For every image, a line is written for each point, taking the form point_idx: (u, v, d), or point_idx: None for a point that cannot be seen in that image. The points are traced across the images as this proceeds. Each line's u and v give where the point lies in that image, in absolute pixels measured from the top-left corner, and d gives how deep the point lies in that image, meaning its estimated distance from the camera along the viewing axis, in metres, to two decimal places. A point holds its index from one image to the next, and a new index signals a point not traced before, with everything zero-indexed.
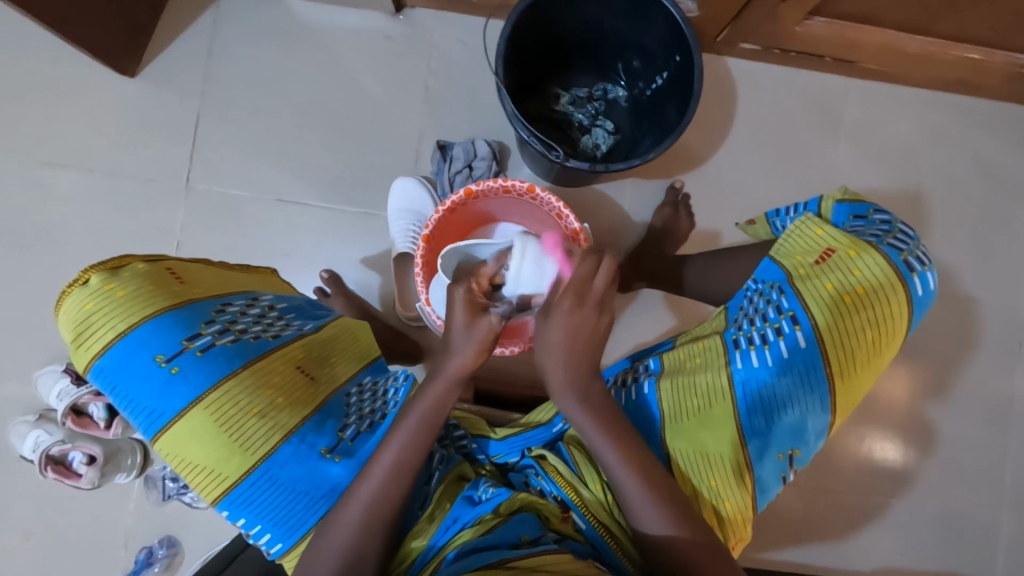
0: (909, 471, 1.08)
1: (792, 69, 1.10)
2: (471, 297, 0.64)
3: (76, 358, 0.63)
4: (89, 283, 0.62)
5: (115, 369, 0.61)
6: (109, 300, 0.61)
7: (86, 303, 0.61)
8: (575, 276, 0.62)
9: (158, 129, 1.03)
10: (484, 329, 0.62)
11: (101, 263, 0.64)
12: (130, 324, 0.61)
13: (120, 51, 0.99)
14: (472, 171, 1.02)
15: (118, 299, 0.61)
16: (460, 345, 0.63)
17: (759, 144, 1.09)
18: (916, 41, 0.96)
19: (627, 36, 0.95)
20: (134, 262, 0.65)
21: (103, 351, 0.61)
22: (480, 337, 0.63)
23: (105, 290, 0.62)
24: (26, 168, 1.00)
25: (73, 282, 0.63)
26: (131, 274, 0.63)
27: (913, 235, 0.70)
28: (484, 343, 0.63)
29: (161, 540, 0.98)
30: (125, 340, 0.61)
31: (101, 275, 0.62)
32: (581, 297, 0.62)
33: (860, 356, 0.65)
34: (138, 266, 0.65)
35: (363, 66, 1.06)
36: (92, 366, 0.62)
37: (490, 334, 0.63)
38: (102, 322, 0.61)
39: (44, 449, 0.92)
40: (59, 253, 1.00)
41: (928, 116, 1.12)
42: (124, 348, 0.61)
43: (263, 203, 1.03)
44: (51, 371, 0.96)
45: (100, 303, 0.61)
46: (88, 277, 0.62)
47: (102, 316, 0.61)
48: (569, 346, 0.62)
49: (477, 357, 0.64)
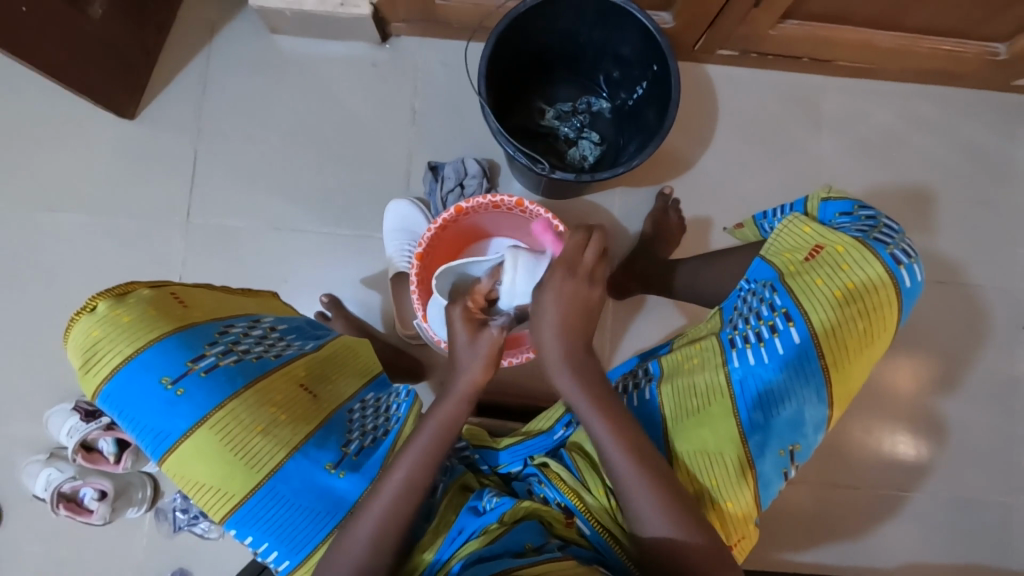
0: (921, 462, 1.07)
1: (770, 72, 1.12)
2: (468, 314, 0.67)
3: (83, 383, 0.64)
4: (96, 310, 0.63)
5: (122, 393, 0.63)
6: (115, 325, 0.63)
7: (92, 329, 0.63)
8: (564, 253, 0.64)
9: (157, 168, 1.06)
10: (489, 342, 0.64)
11: (107, 290, 0.65)
12: (135, 348, 0.62)
13: (118, 95, 1.03)
14: (463, 189, 1.04)
15: (123, 324, 0.63)
16: (467, 362, 0.65)
17: (744, 146, 1.11)
18: (889, 37, 0.98)
19: (605, 50, 0.98)
20: (139, 288, 0.66)
21: (110, 376, 0.62)
22: (485, 351, 0.65)
23: (111, 315, 0.63)
24: (31, 213, 1.04)
25: (80, 309, 0.64)
26: (136, 299, 0.65)
27: (899, 228, 0.70)
28: (490, 356, 0.65)
29: (173, 573, 0.98)
30: (131, 363, 0.62)
31: (108, 302, 0.64)
32: (572, 270, 0.63)
33: (852, 348, 0.65)
34: (143, 291, 0.66)
35: (352, 95, 1.09)
36: (100, 391, 0.63)
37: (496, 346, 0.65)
38: (108, 346, 0.62)
39: (56, 487, 0.93)
40: (65, 294, 1.03)
41: (909, 108, 1.13)
42: (130, 371, 0.62)
43: (262, 233, 1.06)
44: (62, 410, 0.97)
45: (106, 329, 0.62)
46: (95, 304, 0.64)
47: (108, 341, 0.62)
48: (558, 364, 0.64)
49: (485, 372, 0.65)
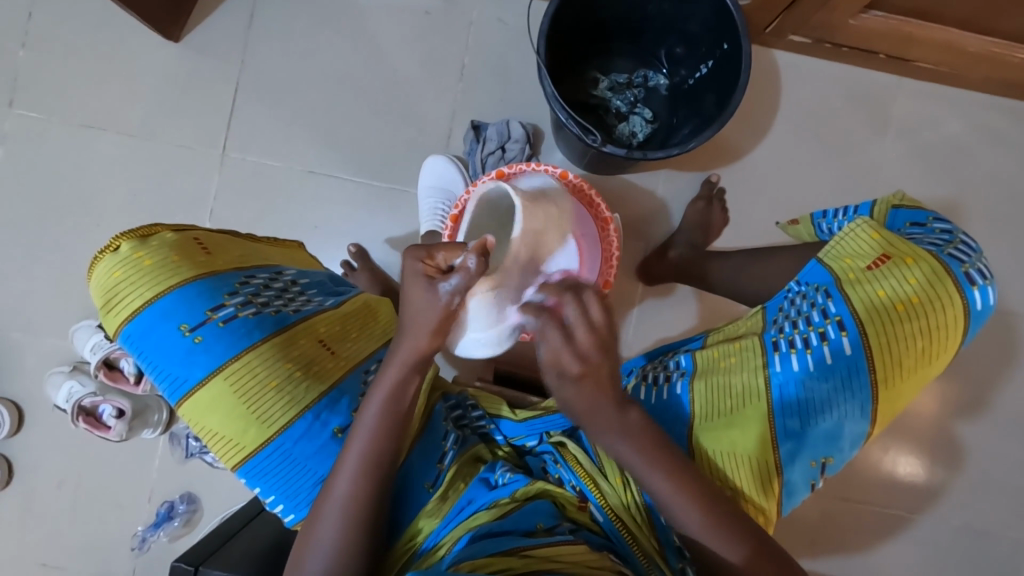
0: (936, 487, 1.05)
1: (841, 65, 1.06)
2: (479, 261, 0.56)
3: (106, 322, 0.65)
4: (119, 251, 0.64)
5: (141, 336, 0.63)
6: (136, 268, 0.63)
7: (115, 271, 0.64)
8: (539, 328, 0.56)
9: (197, 97, 1.04)
10: (436, 310, 0.57)
11: (130, 231, 0.66)
12: (156, 293, 0.63)
13: (167, 16, 1.00)
14: (504, 153, 1.01)
15: (145, 268, 0.64)
16: (418, 316, 0.58)
17: (801, 141, 1.06)
18: (979, 41, 0.91)
19: (672, 23, 0.92)
20: (162, 232, 0.67)
21: (131, 317, 0.63)
22: (433, 317, 0.57)
23: (134, 258, 0.64)
24: (69, 128, 1.03)
25: (104, 249, 0.65)
26: (159, 243, 0.65)
27: (975, 246, 0.67)
28: (439, 322, 0.58)
29: (182, 496, 1.01)
30: (152, 308, 0.63)
31: (131, 244, 0.65)
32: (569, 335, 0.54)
33: (907, 366, 0.63)
34: (166, 235, 0.67)
35: (402, 42, 1.05)
36: (120, 331, 0.64)
37: (445, 311, 0.57)
38: (130, 289, 0.63)
39: (77, 400, 0.95)
40: (97, 213, 1.03)
41: (986, 122, 1.07)
42: (151, 315, 0.63)
43: (295, 173, 1.04)
44: (86, 326, 0.99)
45: (128, 272, 0.63)
46: (118, 245, 0.65)
47: (129, 284, 0.63)
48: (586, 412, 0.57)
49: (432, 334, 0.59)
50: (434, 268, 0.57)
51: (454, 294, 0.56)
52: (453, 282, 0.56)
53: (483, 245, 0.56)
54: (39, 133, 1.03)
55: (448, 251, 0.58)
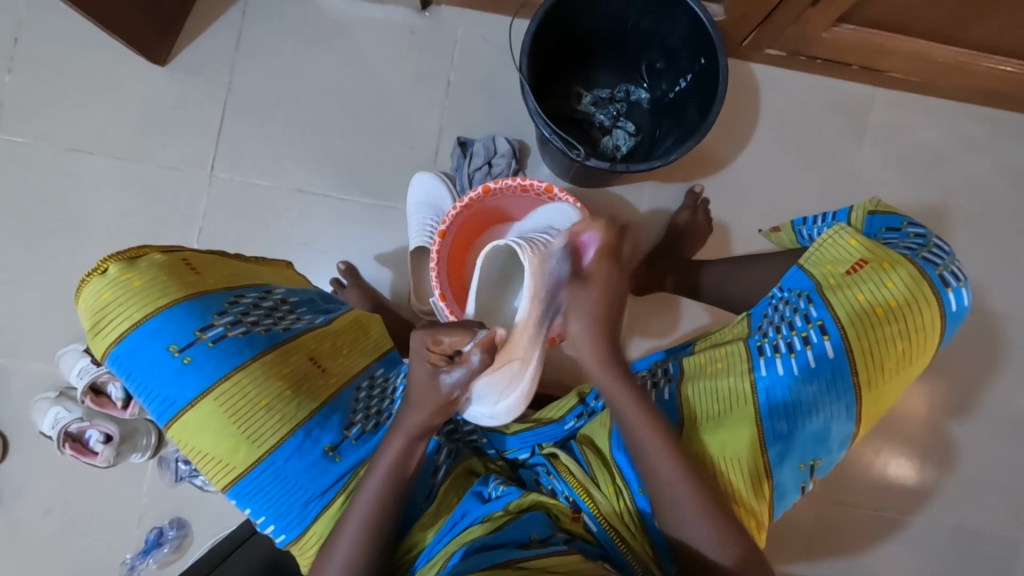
0: (927, 489, 1.06)
1: (817, 76, 1.09)
2: (482, 356, 0.54)
3: (94, 344, 0.65)
4: (107, 272, 0.64)
5: (129, 357, 0.63)
6: (125, 289, 0.63)
7: (104, 292, 0.63)
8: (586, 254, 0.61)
9: (184, 119, 1.05)
10: (436, 398, 0.57)
11: (119, 253, 0.66)
12: (145, 314, 0.63)
13: (154, 39, 1.01)
14: (491, 168, 1.02)
15: (134, 289, 0.63)
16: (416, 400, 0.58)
17: (781, 151, 1.08)
18: (948, 51, 0.94)
19: (651, 38, 0.95)
20: (151, 253, 0.67)
21: (119, 339, 0.63)
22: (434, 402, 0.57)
23: (122, 279, 0.64)
24: (55, 152, 1.03)
25: (92, 271, 0.65)
26: (147, 264, 0.65)
27: (949, 250, 0.69)
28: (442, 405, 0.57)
29: (171, 521, 1.00)
30: (140, 329, 0.63)
31: (119, 265, 0.64)
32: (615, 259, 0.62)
33: (889, 367, 0.64)
34: (155, 256, 0.66)
35: (387, 61, 1.07)
36: (108, 352, 0.64)
37: (446, 401, 0.57)
38: (118, 311, 0.63)
39: (63, 426, 0.93)
40: (84, 236, 1.02)
41: (959, 127, 1.10)
42: (138, 337, 0.63)
43: (283, 192, 1.05)
44: (74, 350, 0.98)
45: (116, 293, 0.63)
46: (106, 266, 0.64)
47: (118, 305, 0.63)
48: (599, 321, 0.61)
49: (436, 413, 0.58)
50: (440, 356, 0.55)
51: (457, 386, 0.56)
52: (455, 375, 0.55)
53: (489, 340, 0.53)
54: (24, 158, 1.02)
55: (454, 337, 0.54)
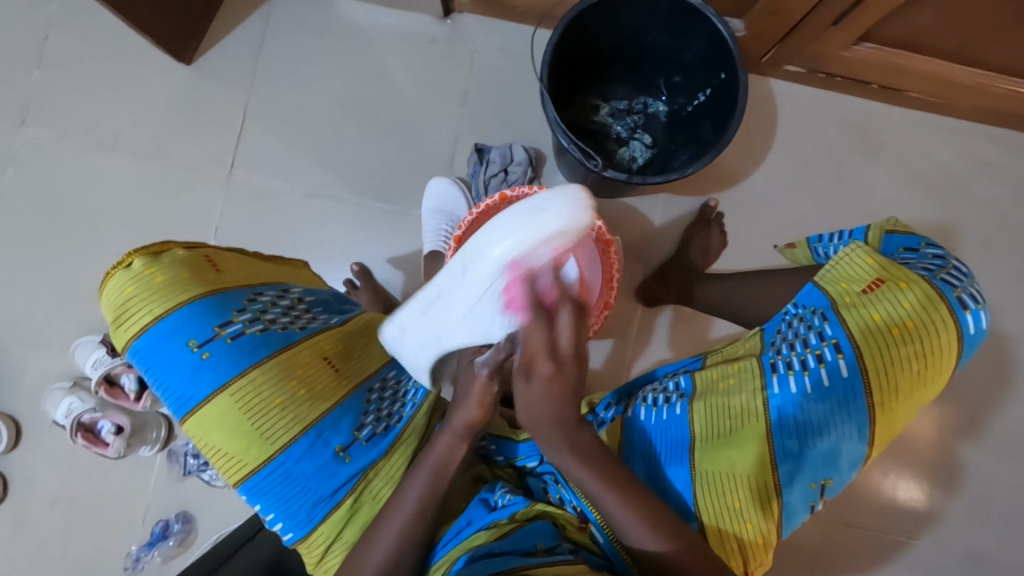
0: (936, 513, 1.05)
1: (835, 94, 1.09)
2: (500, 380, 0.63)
3: (114, 337, 0.66)
4: (131, 267, 0.65)
5: (149, 351, 0.64)
6: (147, 285, 0.64)
7: (126, 287, 0.64)
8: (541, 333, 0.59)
9: (206, 118, 1.07)
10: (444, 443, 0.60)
11: (143, 248, 0.66)
12: (165, 309, 0.64)
13: (180, 39, 1.03)
14: (506, 176, 1.03)
15: (156, 284, 0.64)
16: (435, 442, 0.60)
17: (797, 167, 1.08)
18: (968, 73, 0.94)
19: (671, 52, 0.96)
20: (173, 249, 0.67)
21: (140, 333, 0.64)
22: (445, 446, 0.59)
23: (145, 275, 0.64)
24: (79, 146, 1.05)
25: (116, 265, 0.66)
26: (170, 260, 0.66)
27: (967, 272, 0.68)
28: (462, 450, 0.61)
29: (177, 515, 1.00)
30: (160, 324, 0.63)
31: (142, 260, 0.65)
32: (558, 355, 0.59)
33: (903, 389, 0.64)
34: (177, 252, 0.67)
35: (408, 66, 1.08)
36: (129, 346, 0.65)
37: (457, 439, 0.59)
38: (140, 306, 0.64)
39: (76, 416, 0.95)
40: (103, 230, 1.04)
41: (978, 149, 1.09)
42: (159, 331, 0.63)
43: (300, 194, 1.06)
44: (87, 342, 0.99)
45: (139, 288, 0.64)
46: (129, 261, 0.65)
47: (139, 299, 0.64)
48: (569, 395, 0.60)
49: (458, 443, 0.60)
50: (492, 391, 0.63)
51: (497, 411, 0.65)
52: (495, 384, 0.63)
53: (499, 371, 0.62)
54: (48, 152, 1.04)
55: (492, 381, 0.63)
